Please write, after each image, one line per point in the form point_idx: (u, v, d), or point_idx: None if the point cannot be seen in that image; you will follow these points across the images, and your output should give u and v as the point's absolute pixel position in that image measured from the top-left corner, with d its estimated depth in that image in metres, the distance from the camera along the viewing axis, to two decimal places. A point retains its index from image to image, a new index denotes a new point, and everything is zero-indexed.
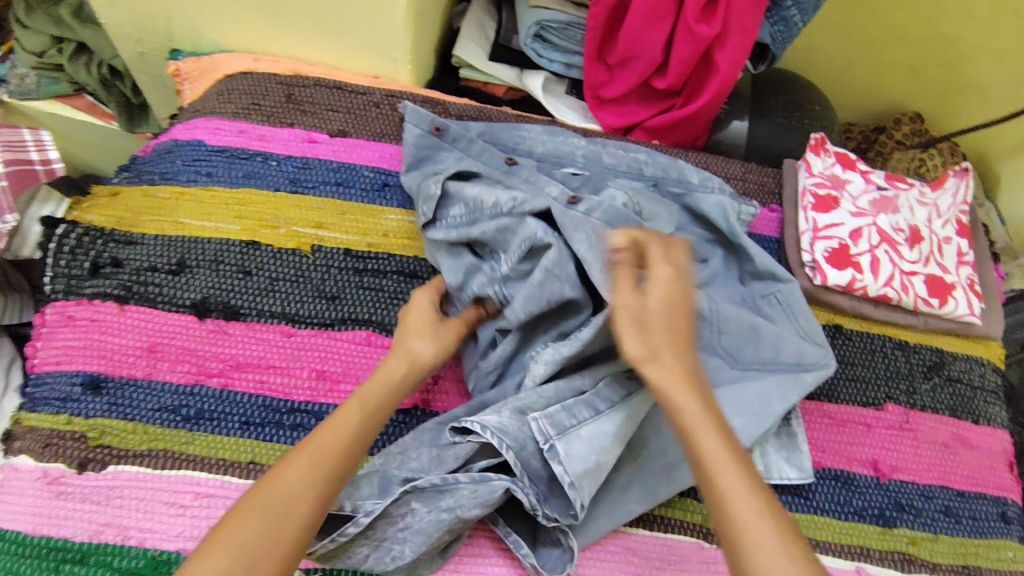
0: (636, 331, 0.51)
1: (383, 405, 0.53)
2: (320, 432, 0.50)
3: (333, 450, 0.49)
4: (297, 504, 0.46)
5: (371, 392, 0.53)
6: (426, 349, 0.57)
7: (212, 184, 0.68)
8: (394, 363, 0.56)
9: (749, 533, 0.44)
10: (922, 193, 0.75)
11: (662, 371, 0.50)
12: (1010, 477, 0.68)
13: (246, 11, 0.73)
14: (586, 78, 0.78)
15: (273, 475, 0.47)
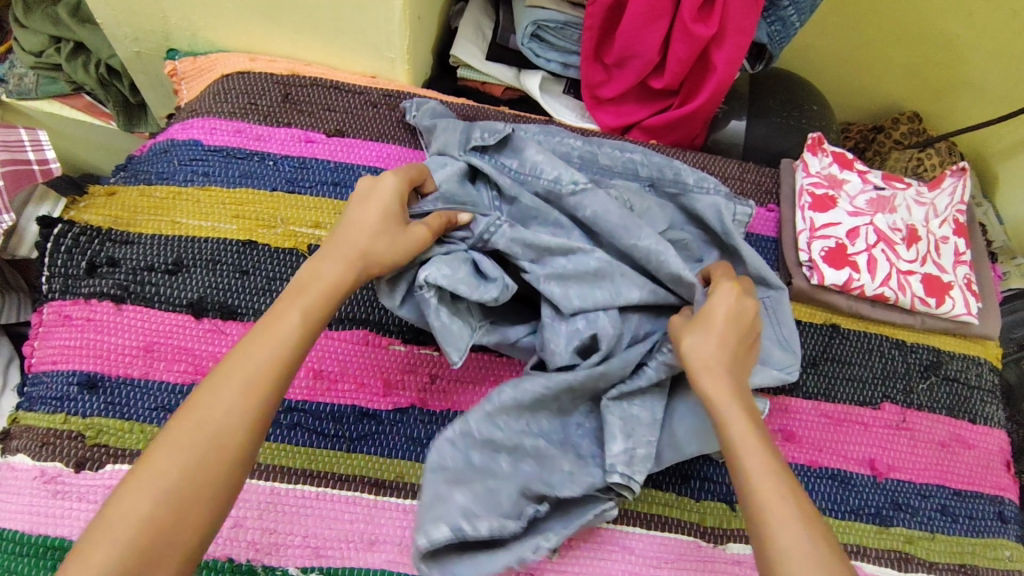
0: (689, 333, 0.52)
1: (322, 309, 0.49)
2: (254, 338, 0.46)
3: (271, 360, 0.45)
4: (237, 417, 0.43)
5: (309, 299, 0.49)
6: (382, 250, 0.52)
7: (209, 184, 0.68)
8: (340, 266, 0.51)
9: (782, 536, 0.41)
10: (920, 192, 0.75)
11: (710, 378, 0.49)
12: (1008, 476, 0.68)
13: (243, 11, 0.73)
14: (583, 78, 0.78)
15: (208, 388, 0.44)
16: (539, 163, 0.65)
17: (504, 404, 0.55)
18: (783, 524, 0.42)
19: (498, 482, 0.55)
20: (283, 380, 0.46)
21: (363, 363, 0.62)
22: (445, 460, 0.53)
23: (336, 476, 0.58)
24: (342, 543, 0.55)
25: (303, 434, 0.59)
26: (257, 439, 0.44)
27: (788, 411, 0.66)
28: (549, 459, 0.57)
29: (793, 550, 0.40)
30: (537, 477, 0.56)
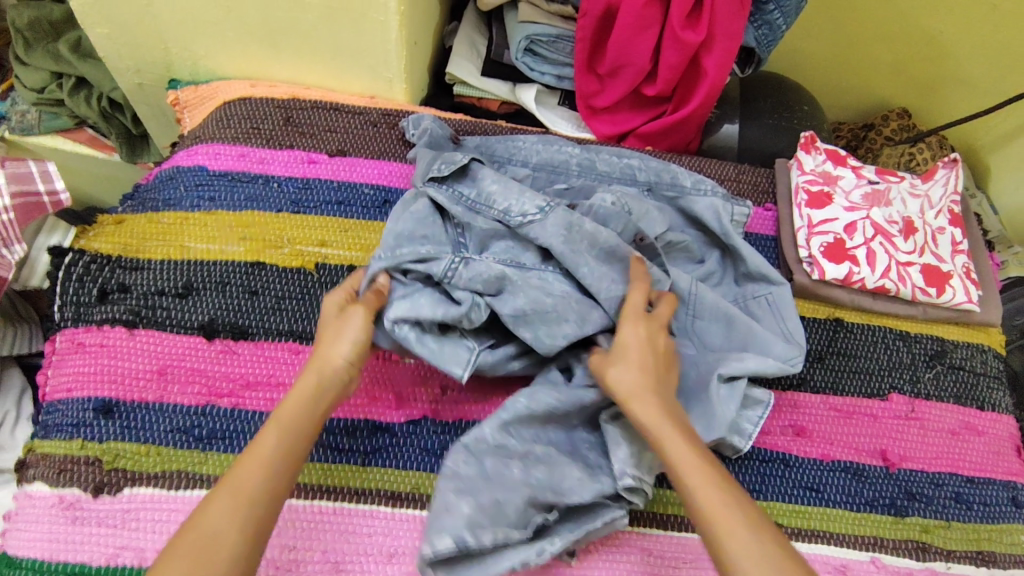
0: (611, 368, 0.56)
1: (301, 423, 0.50)
2: (235, 470, 0.47)
3: (249, 479, 0.47)
4: (228, 531, 0.44)
5: (285, 415, 0.50)
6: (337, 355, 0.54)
7: (216, 208, 0.69)
8: (306, 378, 0.53)
9: (728, 542, 0.46)
10: (914, 185, 0.76)
11: (642, 403, 0.53)
12: (1019, 461, 0.69)
13: (243, 38, 0.74)
14: (577, 89, 0.80)
15: (198, 517, 0.45)
16: (494, 193, 0.66)
17: (517, 410, 0.57)
18: (727, 529, 0.46)
19: (509, 487, 0.54)
20: (270, 509, 0.47)
21: (375, 377, 0.63)
22: (459, 464, 0.54)
23: (353, 490, 0.58)
24: (362, 556, 0.56)
25: (317, 450, 0.59)
26: (250, 555, 0.44)
27: (797, 406, 0.67)
28: (558, 466, 0.57)
29: (745, 554, 0.45)
30: (544, 484, 0.55)
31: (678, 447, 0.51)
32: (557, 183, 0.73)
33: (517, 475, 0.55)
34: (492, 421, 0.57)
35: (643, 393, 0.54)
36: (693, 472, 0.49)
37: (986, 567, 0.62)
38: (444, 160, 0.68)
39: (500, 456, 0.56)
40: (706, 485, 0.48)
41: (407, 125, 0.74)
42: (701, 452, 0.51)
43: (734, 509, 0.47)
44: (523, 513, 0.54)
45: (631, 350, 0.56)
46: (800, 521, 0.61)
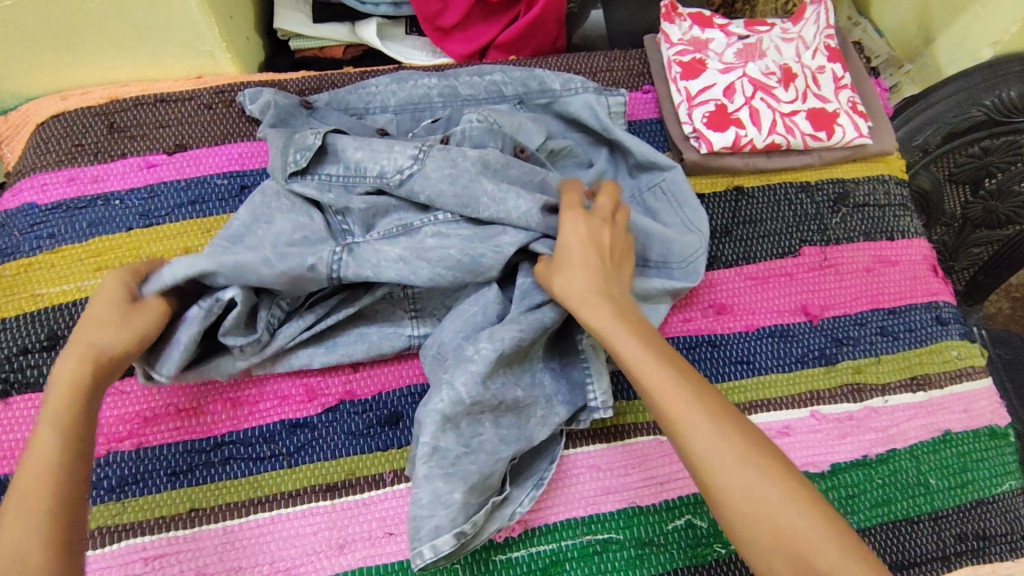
0: (557, 275, 0.53)
1: (75, 412, 0.46)
2: (20, 470, 0.43)
3: (48, 469, 0.43)
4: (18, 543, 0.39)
5: (54, 405, 0.46)
6: (112, 347, 0.49)
7: (59, 245, 0.63)
8: (76, 367, 0.47)
9: (691, 432, 0.43)
10: (785, 29, 0.72)
11: (585, 303, 0.50)
12: (938, 280, 0.69)
13: (31, 49, 0.66)
14: (417, 12, 0.73)
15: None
16: (362, 160, 0.59)
17: (485, 361, 0.53)
18: (687, 420, 0.43)
19: (487, 455, 0.53)
20: (64, 501, 0.42)
21: (280, 376, 0.60)
22: (436, 438, 0.52)
23: (285, 494, 0.56)
24: (313, 556, 0.54)
25: (238, 465, 0.56)
26: (65, 538, 0.41)
27: (713, 285, 0.65)
28: (523, 412, 0.55)
29: (702, 441, 0.42)
30: (514, 439, 0.54)
31: (628, 342, 0.47)
32: (423, 121, 0.67)
33: (489, 437, 0.54)
34: (463, 382, 0.53)
35: (595, 300, 0.50)
36: (643, 363, 0.46)
37: (922, 392, 0.64)
38: (300, 149, 0.60)
39: (472, 422, 0.53)
40: (661, 376, 0.45)
41: (243, 99, 0.67)
42: (654, 345, 0.47)
43: (689, 395, 0.44)
44: (495, 474, 0.53)
45: (574, 253, 0.52)
46: (737, 396, 0.61)
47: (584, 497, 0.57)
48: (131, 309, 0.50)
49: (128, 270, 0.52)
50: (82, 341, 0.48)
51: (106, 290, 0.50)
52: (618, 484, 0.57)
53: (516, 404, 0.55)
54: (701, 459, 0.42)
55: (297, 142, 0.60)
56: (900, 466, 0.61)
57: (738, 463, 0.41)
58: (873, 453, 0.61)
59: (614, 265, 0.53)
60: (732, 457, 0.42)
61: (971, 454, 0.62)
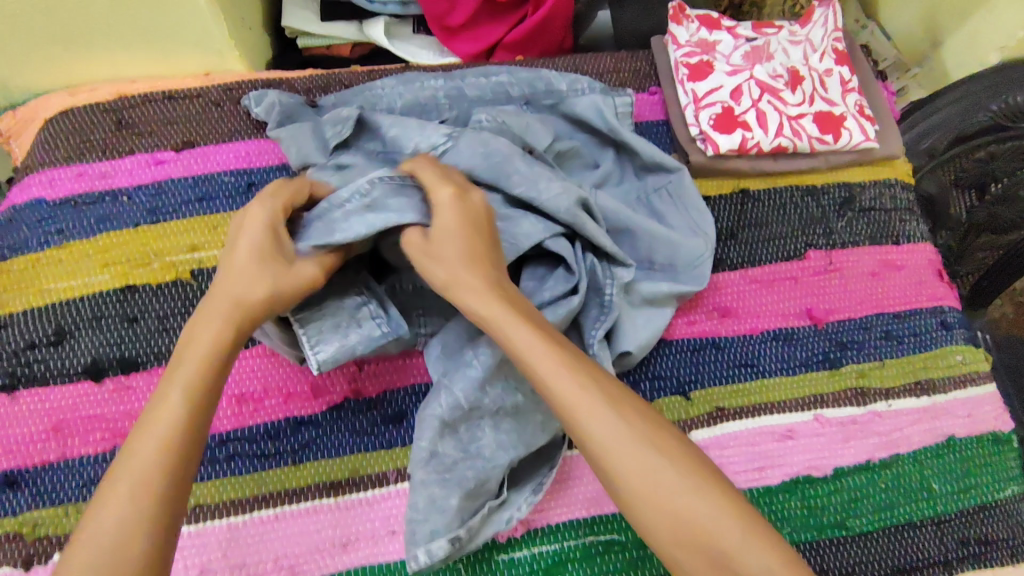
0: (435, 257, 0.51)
1: (204, 375, 0.44)
2: (134, 439, 0.42)
3: (160, 441, 0.41)
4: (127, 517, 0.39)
5: (187, 370, 0.44)
6: (264, 295, 0.48)
7: (67, 240, 0.63)
8: (213, 327, 0.46)
9: (589, 418, 0.42)
10: (793, 31, 0.72)
11: (466, 293, 0.49)
12: (943, 284, 0.69)
13: (41, 45, 0.66)
14: (425, 12, 0.73)
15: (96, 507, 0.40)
16: (397, 136, 0.62)
17: (484, 369, 0.55)
18: (578, 406, 0.43)
19: (484, 461, 0.54)
20: (178, 476, 0.41)
21: (285, 373, 0.60)
22: (434, 443, 0.53)
23: (291, 491, 0.56)
24: (318, 553, 0.54)
25: (243, 462, 0.57)
26: (173, 506, 0.40)
27: (719, 287, 0.65)
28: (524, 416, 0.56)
29: (595, 426, 0.42)
30: (514, 445, 0.55)
31: (519, 330, 0.46)
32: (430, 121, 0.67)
33: (488, 443, 0.54)
34: (461, 391, 0.54)
35: (477, 289, 0.49)
36: (534, 350, 0.45)
37: (926, 396, 0.64)
38: (336, 121, 0.64)
39: (471, 428, 0.55)
40: (554, 362, 0.45)
41: (249, 102, 0.67)
42: (545, 332, 0.47)
43: (580, 381, 0.44)
44: (491, 479, 0.54)
45: (444, 238, 0.51)
46: (741, 399, 0.61)
47: (587, 498, 0.57)
48: (270, 258, 0.50)
49: (274, 209, 0.52)
50: (230, 289, 0.48)
51: (247, 233, 0.50)
52: None
53: (516, 409, 0.55)
54: (597, 445, 0.42)
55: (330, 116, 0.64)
56: (903, 470, 0.61)
57: (630, 444, 0.41)
58: (876, 457, 0.61)
59: (483, 247, 0.52)
60: (625, 439, 0.41)
61: (974, 459, 0.62)
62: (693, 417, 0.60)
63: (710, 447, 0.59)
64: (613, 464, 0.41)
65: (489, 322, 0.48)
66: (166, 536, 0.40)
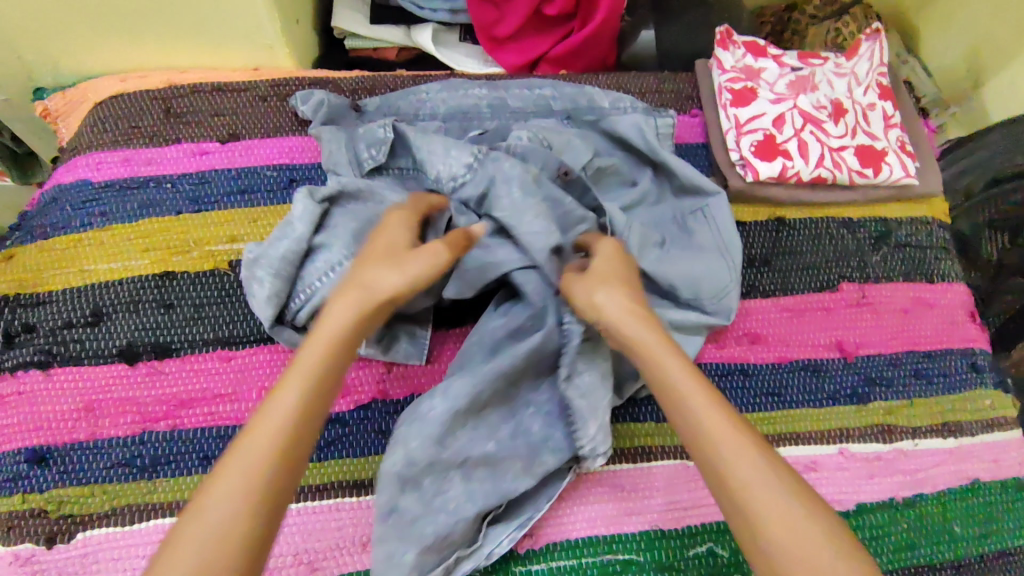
0: (599, 284, 0.52)
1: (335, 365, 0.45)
2: (268, 401, 0.42)
3: (278, 429, 0.41)
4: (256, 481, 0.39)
5: (314, 347, 0.45)
6: (385, 280, 0.49)
7: (110, 223, 0.64)
8: (339, 307, 0.48)
9: (728, 448, 0.41)
10: (838, 63, 0.73)
11: (621, 310, 0.50)
12: (975, 326, 0.69)
13: (99, 30, 0.67)
14: (474, 21, 0.75)
15: (220, 466, 0.39)
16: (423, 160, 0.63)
17: (440, 424, 0.53)
18: (724, 446, 0.42)
19: (448, 514, 0.52)
20: (288, 473, 0.40)
21: None
22: (394, 498, 0.51)
23: (313, 488, 0.56)
24: (338, 551, 0.54)
25: None
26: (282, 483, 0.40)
27: (749, 313, 0.65)
28: (498, 462, 0.54)
29: (736, 466, 0.41)
30: (484, 494, 0.53)
31: (675, 362, 0.46)
32: (471, 130, 0.68)
33: (457, 491, 0.53)
34: (419, 443, 0.52)
35: (625, 316, 0.50)
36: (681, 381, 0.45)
37: (953, 438, 0.63)
38: (371, 143, 0.64)
39: (441, 473, 0.53)
40: (699, 395, 0.44)
41: (295, 101, 0.69)
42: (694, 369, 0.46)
43: (731, 422, 0.43)
44: (460, 529, 0.52)
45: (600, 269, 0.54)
46: (766, 427, 0.61)
47: (607, 516, 0.57)
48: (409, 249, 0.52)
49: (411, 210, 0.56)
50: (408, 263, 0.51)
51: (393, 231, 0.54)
52: (642, 505, 0.57)
53: (484, 457, 0.54)
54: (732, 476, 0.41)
55: (365, 135, 0.65)
56: (925, 510, 0.60)
57: (772, 487, 0.40)
58: (899, 496, 0.60)
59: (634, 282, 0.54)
60: (770, 490, 0.40)
61: (997, 505, 0.61)
62: None
63: None
64: (752, 504, 0.39)
65: (636, 346, 0.48)
66: (271, 514, 0.38)
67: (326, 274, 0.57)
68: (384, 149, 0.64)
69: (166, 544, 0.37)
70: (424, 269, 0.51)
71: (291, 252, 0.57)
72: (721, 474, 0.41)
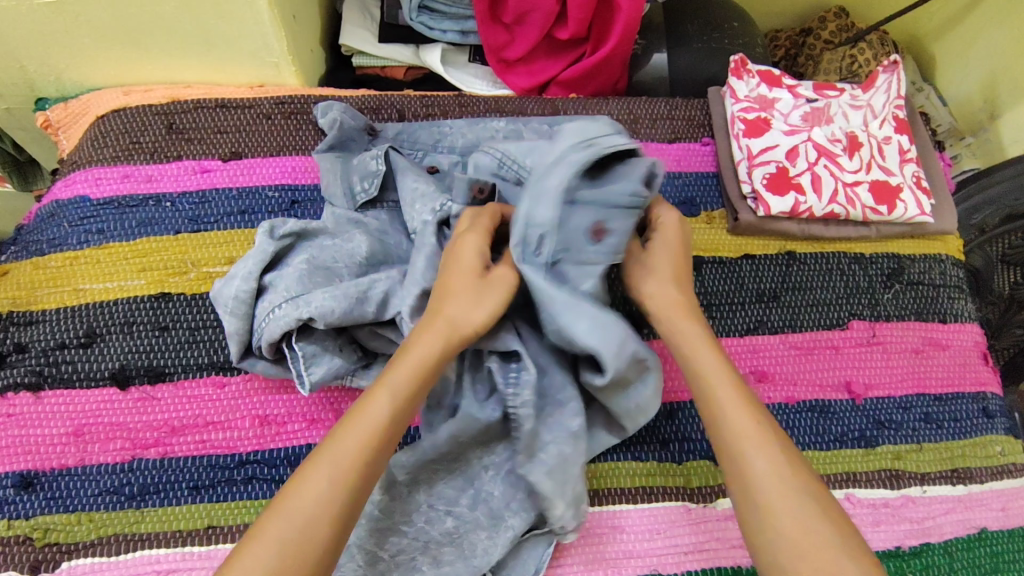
0: (649, 278, 0.53)
1: (411, 392, 0.45)
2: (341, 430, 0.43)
3: (357, 448, 0.42)
4: (321, 510, 0.40)
5: (397, 379, 0.45)
6: (471, 318, 0.48)
7: (107, 241, 0.63)
8: (430, 339, 0.47)
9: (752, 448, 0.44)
10: (854, 95, 0.71)
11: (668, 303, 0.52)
12: (987, 369, 0.67)
13: (103, 44, 0.66)
14: (484, 43, 0.74)
15: (303, 476, 0.41)
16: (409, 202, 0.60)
17: (383, 511, 0.51)
18: (743, 441, 0.45)
19: None
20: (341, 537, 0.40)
21: (312, 398, 0.58)
22: None
23: None
24: None
25: (260, 486, 0.55)
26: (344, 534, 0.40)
27: (757, 351, 0.64)
28: (465, 536, 0.52)
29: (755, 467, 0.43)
30: (456, 572, 0.51)
31: (708, 357, 0.49)
32: None
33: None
34: (366, 532, 0.51)
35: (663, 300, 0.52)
36: (712, 372, 0.48)
37: (962, 485, 0.62)
38: (365, 176, 0.62)
39: (403, 558, 0.51)
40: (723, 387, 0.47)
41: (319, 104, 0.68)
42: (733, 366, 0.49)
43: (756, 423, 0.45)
44: None
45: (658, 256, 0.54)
46: None
47: (606, 559, 0.55)
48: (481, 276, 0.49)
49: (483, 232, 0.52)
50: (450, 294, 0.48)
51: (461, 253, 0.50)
52: (641, 549, 0.56)
53: (449, 533, 0.52)
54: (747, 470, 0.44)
55: (359, 168, 0.63)
56: (932, 561, 0.58)
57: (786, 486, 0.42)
58: (906, 544, 0.58)
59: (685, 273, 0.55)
60: (781, 484, 0.42)
61: (1005, 556, 0.59)
62: (720, 483, 0.59)
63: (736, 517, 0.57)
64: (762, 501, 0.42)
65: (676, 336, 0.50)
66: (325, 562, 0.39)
67: (269, 315, 0.53)
68: (373, 180, 0.62)
69: (240, 542, 0.39)
70: (485, 314, 0.48)
71: (240, 292, 0.54)
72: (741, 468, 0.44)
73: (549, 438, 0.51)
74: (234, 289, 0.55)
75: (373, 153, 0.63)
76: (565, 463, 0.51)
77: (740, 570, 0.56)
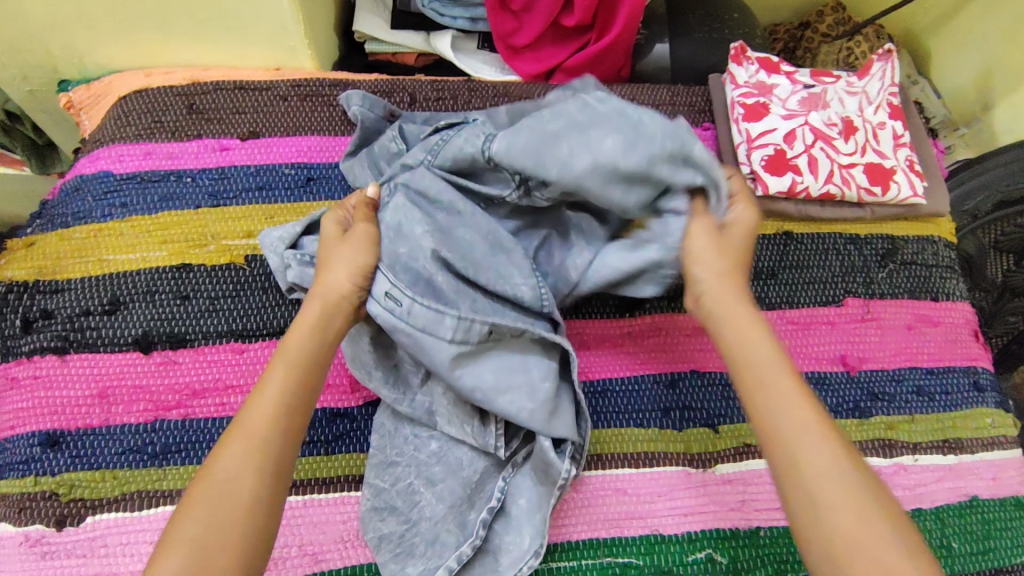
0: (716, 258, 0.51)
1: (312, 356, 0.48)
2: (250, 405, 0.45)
3: (263, 418, 0.44)
4: (242, 472, 0.41)
5: (291, 351, 0.47)
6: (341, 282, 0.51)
7: (130, 215, 0.65)
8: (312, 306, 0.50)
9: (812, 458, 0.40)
10: (850, 82, 0.74)
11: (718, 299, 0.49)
12: (978, 345, 0.69)
13: (127, 27, 0.69)
14: (493, 30, 0.77)
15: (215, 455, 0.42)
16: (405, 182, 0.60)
17: (377, 448, 0.56)
18: (809, 445, 0.41)
19: (427, 520, 0.54)
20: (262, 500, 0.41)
21: None
22: (378, 526, 0.54)
23: (321, 481, 0.57)
24: (342, 544, 0.55)
25: None
26: (268, 495, 0.41)
27: None
28: (449, 455, 0.56)
29: (825, 477, 0.39)
30: (451, 487, 0.55)
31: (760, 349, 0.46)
32: None
33: (426, 497, 0.54)
34: (370, 471, 0.55)
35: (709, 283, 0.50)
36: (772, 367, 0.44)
37: (954, 454, 0.64)
38: (389, 159, 0.64)
39: (401, 486, 0.55)
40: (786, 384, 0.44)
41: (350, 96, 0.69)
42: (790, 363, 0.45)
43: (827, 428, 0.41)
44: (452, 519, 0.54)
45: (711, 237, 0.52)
46: None
47: (608, 519, 0.57)
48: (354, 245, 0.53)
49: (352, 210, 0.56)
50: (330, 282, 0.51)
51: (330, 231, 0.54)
52: (642, 510, 0.58)
53: (435, 454, 0.56)
54: (811, 480, 0.40)
55: (382, 151, 0.65)
56: (924, 525, 0.60)
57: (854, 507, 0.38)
58: None
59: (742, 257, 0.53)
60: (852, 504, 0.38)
61: (995, 523, 0.61)
62: (718, 449, 0.61)
63: (734, 482, 0.60)
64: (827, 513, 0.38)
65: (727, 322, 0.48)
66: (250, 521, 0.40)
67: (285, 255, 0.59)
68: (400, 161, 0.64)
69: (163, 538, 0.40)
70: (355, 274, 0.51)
71: (278, 241, 0.60)
72: (803, 476, 0.40)
73: (437, 393, 0.55)
74: (278, 242, 0.60)
75: (395, 130, 0.64)
76: (458, 405, 0.55)
77: (738, 532, 0.58)
